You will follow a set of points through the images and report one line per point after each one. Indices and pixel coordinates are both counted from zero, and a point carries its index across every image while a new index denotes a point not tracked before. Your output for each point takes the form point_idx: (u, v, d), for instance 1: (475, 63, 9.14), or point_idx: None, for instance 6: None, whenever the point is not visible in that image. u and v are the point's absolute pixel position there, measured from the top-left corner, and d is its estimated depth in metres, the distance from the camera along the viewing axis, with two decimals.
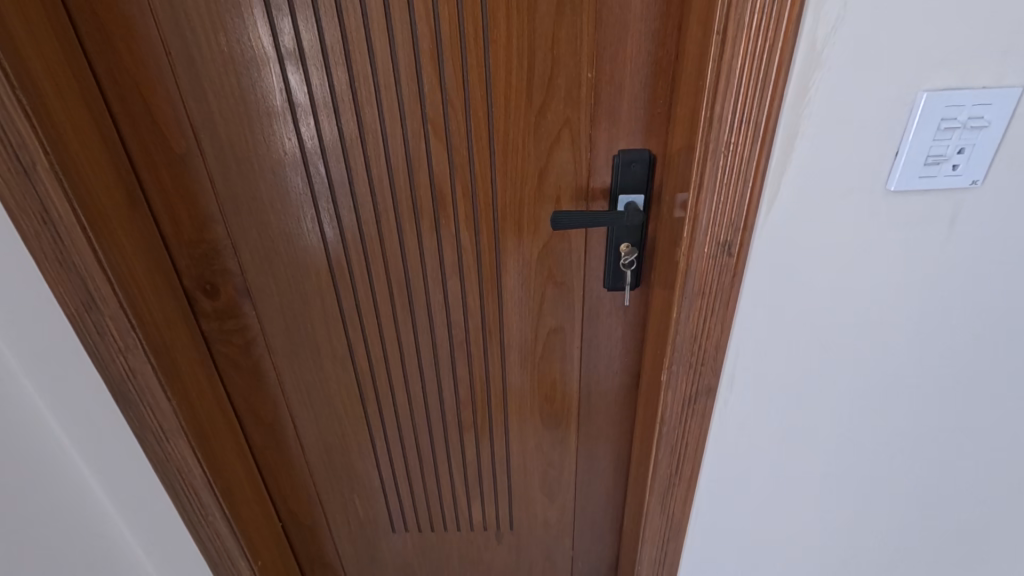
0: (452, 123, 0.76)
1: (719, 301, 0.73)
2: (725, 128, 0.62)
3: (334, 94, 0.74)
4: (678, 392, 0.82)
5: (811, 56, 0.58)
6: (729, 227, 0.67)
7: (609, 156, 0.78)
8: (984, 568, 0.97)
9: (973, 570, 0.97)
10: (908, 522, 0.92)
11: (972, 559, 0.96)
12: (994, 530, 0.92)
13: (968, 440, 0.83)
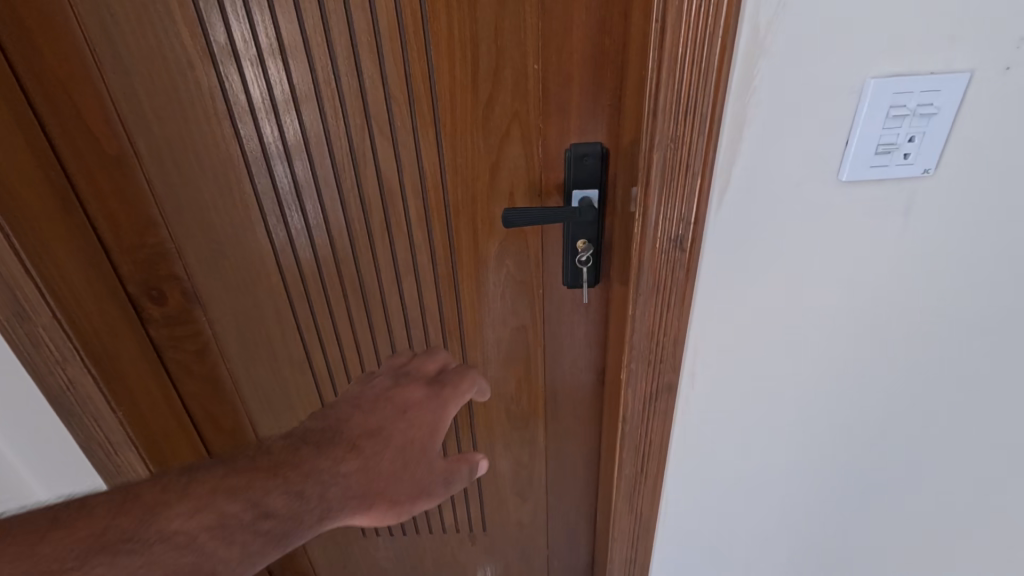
0: (397, 119, 0.73)
1: (674, 298, 0.71)
2: (669, 120, 0.60)
3: (272, 91, 0.71)
4: (638, 390, 0.81)
5: (754, 43, 0.56)
6: (681, 222, 0.66)
7: (561, 149, 0.76)
8: (957, 560, 0.96)
9: (946, 561, 0.96)
10: (877, 514, 0.92)
11: (944, 551, 0.95)
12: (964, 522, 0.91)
13: (931, 431, 0.83)
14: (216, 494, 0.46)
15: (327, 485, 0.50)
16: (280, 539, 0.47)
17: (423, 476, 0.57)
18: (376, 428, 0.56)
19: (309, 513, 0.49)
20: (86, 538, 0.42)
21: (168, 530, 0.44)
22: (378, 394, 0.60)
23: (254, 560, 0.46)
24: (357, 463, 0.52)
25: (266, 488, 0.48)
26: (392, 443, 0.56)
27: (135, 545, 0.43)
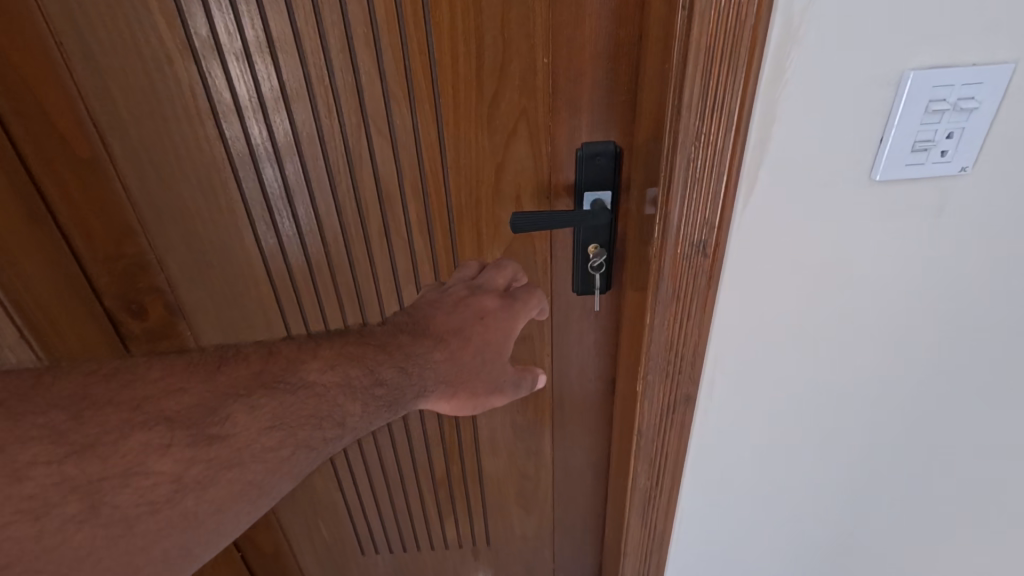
0: (396, 118, 0.68)
1: (695, 305, 0.67)
2: (694, 116, 0.56)
3: (260, 88, 0.66)
4: (654, 402, 0.77)
5: (786, 33, 0.51)
6: (704, 226, 0.62)
7: (572, 149, 0.71)
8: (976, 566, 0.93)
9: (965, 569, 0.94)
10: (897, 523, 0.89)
11: (962, 558, 0.93)
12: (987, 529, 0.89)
13: (955, 438, 0.80)
14: (342, 357, 0.56)
15: (424, 366, 0.60)
16: (390, 403, 0.57)
17: (496, 374, 0.66)
18: (458, 328, 0.63)
19: (409, 388, 0.58)
20: (248, 378, 0.52)
21: (308, 379, 0.54)
22: (455, 300, 0.66)
23: (370, 417, 0.56)
24: (444, 355, 0.61)
25: (377, 360, 0.57)
26: (471, 342, 0.63)
27: (284, 387, 0.52)
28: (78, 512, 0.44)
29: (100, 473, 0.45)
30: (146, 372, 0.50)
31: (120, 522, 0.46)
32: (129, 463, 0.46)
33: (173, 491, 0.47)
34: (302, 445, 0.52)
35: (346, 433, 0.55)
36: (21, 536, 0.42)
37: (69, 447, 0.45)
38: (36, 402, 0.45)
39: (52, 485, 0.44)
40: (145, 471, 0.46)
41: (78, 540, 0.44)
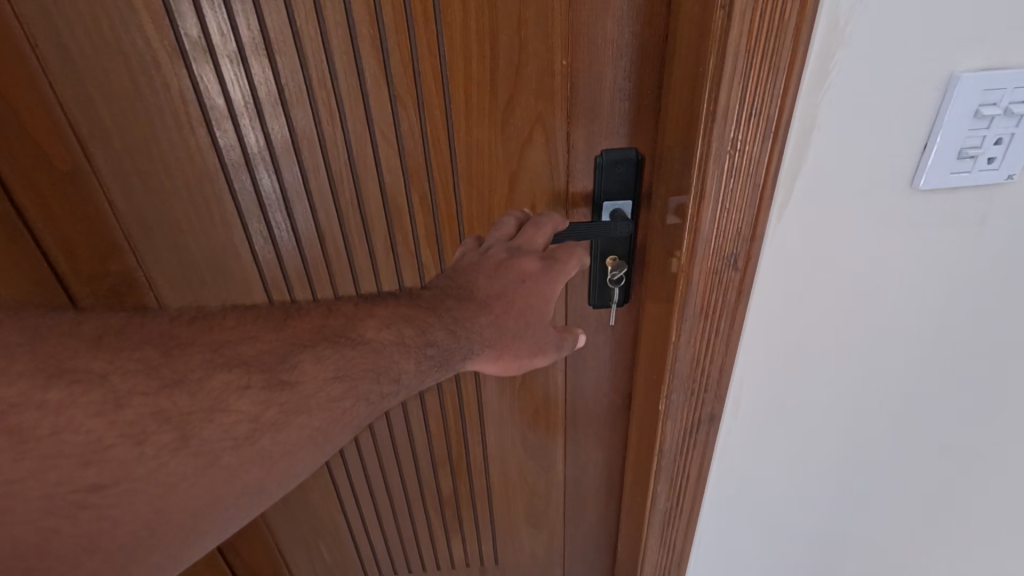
0: (404, 124, 0.63)
1: (724, 321, 0.63)
2: (730, 123, 0.52)
3: (256, 92, 0.61)
4: (677, 421, 0.73)
5: (831, 33, 0.48)
6: (735, 238, 0.58)
7: (590, 157, 0.67)
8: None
9: None
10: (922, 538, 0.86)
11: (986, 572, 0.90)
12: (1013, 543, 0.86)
13: (985, 451, 0.77)
14: (398, 314, 0.53)
15: (471, 330, 0.55)
16: (442, 364, 0.53)
17: (539, 336, 0.60)
18: (499, 293, 0.57)
19: (456, 351, 0.54)
20: (310, 331, 0.50)
21: (366, 336, 0.51)
22: (496, 263, 0.59)
23: (423, 377, 0.52)
24: (488, 321, 0.56)
25: (427, 322, 0.53)
26: (515, 307, 0.57)
27: (343, 342, 0.50)
28: (172, 441, 0.44)
29: (189, 407, 0.45)
30: (221, 320, 0.50)
31: (205, 455, 0.45)
32: (210, 400, 0.45)
33: (250, 430, 0.46)
34: (363, 397, 0.50)
35: (402, 390, 0.52)
36: (123, 457, 0.44)
37: (158, 382, 0.45)
38: (128, 340, 0.46)
39: (147, 414, 0.44)
40: (225, 410, 0.46)
41: (172, 465, 0.44)
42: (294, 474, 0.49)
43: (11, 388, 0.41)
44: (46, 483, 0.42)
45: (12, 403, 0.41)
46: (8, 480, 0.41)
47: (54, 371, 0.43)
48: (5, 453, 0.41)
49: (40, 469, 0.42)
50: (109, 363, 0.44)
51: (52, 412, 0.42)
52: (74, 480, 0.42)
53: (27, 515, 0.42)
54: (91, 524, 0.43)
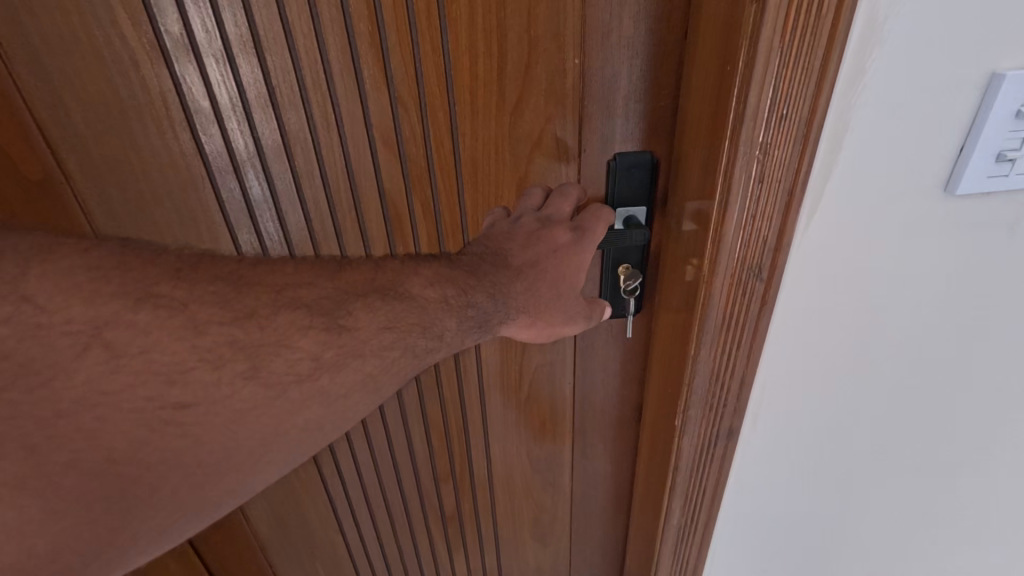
0: (405, 127, 0.59)
1: (746, 333, 0.60)
2: (760, 126, 0.48)
3: (244, 93, 0.56)
4: (694, 437, 0.70)
5: (870, 29, 0.44)
6: (760, 247, 0.54)
7: (603, 161, 0.63)
8: None
9: None
10: (941, 551, 0.84)
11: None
12: None
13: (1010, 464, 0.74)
14: (444, 272, 0.52)
15: (509, 293, 0.55)
16: (480, 326, 0.54)
17: (568, 305, 0.59)
18: (530, 264, 0.56)
19: (494, 314, 0.54)
20: (364, 281, 0.49)
21: (414, 292, 0.51)
22: (527, 234, 0.58)
23: (464, 336, 0.53)
24: (523, 289, 0.55)
25: (469, 285, 0.53)
26: (547, 277, 0.57)
27: (392, 296, 0.50)
28: (245, 369, 0.45)
29: (258, 340, 0.45)
30: (281, 261, 0.48)
31: (274, 387, 0.47)
32: (276, 336, 0.46)
33: (312, 369, 0.48)
34: (409, 351, 0.51)
35: (443, 347, 0.53)
36: (204, 379, 0.44)
37: (231, 314, 0.45)
38: (201, 270, 0.45)
39: (224, 343, 0.44)
40: (290, 347, 0.46)
41: (245, 394, 0.46)
42: (347, 417, 0.51)
43: (104, 306, 0.41)
44: (138, 397, 0.43)
45: (106, 320, 0.41)
46: (104, 391, 0.42)
47: (140, 294, 0.42)
48: (102, 367, 0.41)
49: (132, 384, 0.42)
50: (188, 290, 0.44)
51: (142, 332, 0.42)
52: (162, 397, 0.44)
53: (121, 426, 0.43)
54: (175, 441, 0.45)
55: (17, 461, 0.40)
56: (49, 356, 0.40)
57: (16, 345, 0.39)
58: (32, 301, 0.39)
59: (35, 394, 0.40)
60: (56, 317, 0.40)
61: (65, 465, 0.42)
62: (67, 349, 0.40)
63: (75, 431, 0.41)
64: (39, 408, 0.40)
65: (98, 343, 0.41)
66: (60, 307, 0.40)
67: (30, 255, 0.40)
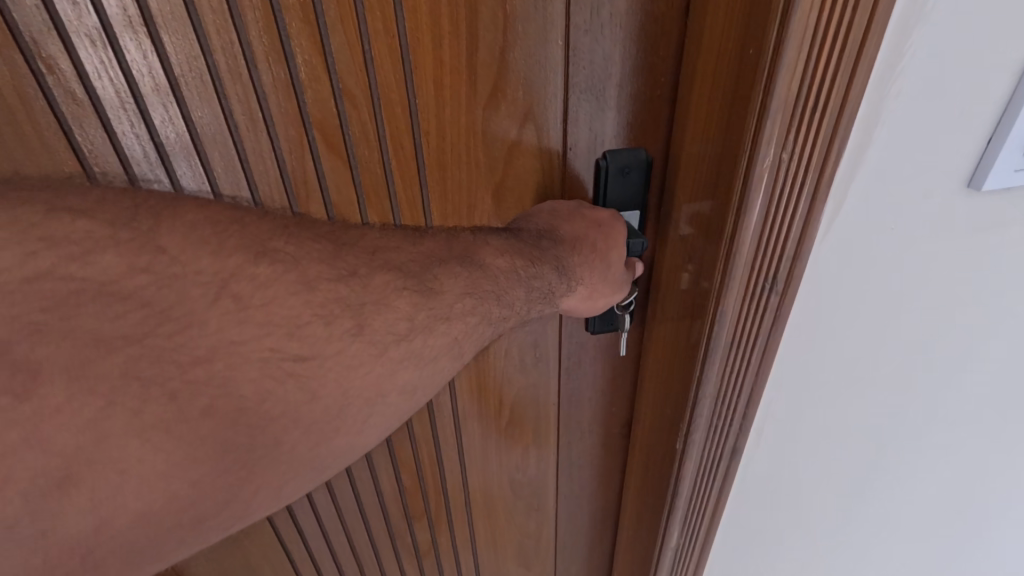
0: (354, 127, 0.48)
1: (757, 349, 0.54)
2: (786, 123, 0.41)
3: (136, 85, 0.43)
4: (695, 460, 0.64)
5: (913, 7, 0.38)
6: (777, 259, 0.48)
7: (592, 160, 0.55)
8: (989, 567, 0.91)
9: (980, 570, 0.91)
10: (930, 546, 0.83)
11: (978, 563, 0.90)
12: (1007, 535, 0.86)
13: (1002, 461, 0.73)
14: (513, 241, 0.51)
15: (569, 263, 0.52)
16: (546, 298, 0.52)
17: (613, 275, 0.54)
18: (577, 238, 0.52)
19: (557, 285, 0.52)
20: (443, 248, 0.49)
21: (488, 261, 0.49)
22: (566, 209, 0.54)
23: (531, 306, 0.51)
24: (582, 260, 0.52)
25: (538, 256, 0.51)
26: (599, 248, 0.52)
27: (469, 263, 0.49)
28: (352, 326, 0.44)
29: (362, 297, 0.44)
30: (370, 227, 0.48)
31: (378, 344, 0.45)
32: (376, 294, 0.45)
33: (408, 329, 0.46)
34: (485, 318, 0.50)
35: (513, 317, 0.51)
36: (319, 335, 0.42)
37: (335, 273, 0.43)
38: (306, 230, 0.44)
39: (332, 300, 0.43)
40: (389, 306, 0.45)
41: (354, 350, 0.44)
42: (436, 380, 0.49)
43: (228, 258, 0.39)
44: (262, 348, 0.40)
45: (230, 272, 0.39)
46: (235, 340, 0.39)
47: (259, 249, 0.41)
48: (230, 317, 0.39)
49: (257, 334, 0.39)
50: (298, 249, 0.43)
51: (262, 285, 0.40)
52: (284, 348, 0.40)
53: (248, 374, 0.39)
54: (296, 394, 0.41)
55: (157, 407, 0.36)
56: (183, 304, 0.37)
57: (155, 292, 0.37)
58: (166, 252, 0.38)
59: (172, 341, 0.37)
60: (188, 268, 0.38)
61: (201, 413, 0.37)
62: (197, 299, 0.38)
63: (208, 378, 0.37)
64: (176, 353, 0.37)
65: (226, 294, 0.39)
66: (189, 258, 0.38)
67: (156, 209, 0.39)
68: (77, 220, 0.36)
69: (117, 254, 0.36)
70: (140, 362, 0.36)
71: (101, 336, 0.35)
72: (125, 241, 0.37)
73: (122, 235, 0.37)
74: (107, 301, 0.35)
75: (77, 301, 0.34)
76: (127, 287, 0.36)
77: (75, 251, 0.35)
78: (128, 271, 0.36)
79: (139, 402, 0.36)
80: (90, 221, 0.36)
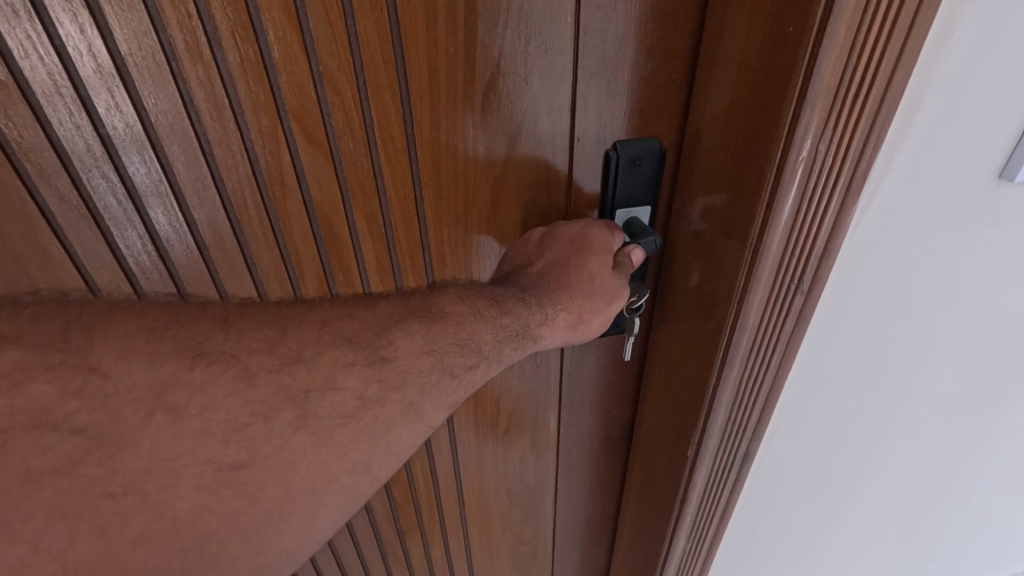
0: (337, 115, 0.42)
1: (777, 350, 0.50)
2: (829, 108, 0.37)
3: (74, 65, 0.36)
4: (706, 468, 0.61)
5: None
6: (807, 256, 0.44)
7: (601, 151, 0.50)
8: (972, 533, 0.95)
9: (963, 536, 0.95)
10: (921, 520, 0.85)
11: (963, 530, 0.93)
12: (991, 502, 0.88)
13: (996, 437, 0.74)
14: (472, 288, 0.48)
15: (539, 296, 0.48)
16: (520, 335, 0.47)
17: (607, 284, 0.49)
18: (552, 263, 0.49)
19: (531, 317, 0.47)
20: (398, 308, 0.45)
21: (447, 308, 0.46)
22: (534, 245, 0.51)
23: (503, 346, 0.47)
24: (554, 287, 0.49)
25: (503, 295, 0.48)
26: (576, 265, 0.48)
27: (428, 316, 0.45)
28: (294, 418, 0.40)
29: (307, 382, 0.41)
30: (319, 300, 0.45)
31: (321, 432, 0.41)
32: (322, 378, 0.41)
33: (356, 409, 0.42)
34: (449, 372, 0.45)
35: (484, 362, 0.46)
36: (258, 436, 0.39)
37: (277, 361, 0.40)
38: (248, 317, 0.41)
39: (273, 395, 0.40)
40: (336, 389, 0.41)
41: (294, 444, 0.40)
42: (397, 453, 0.45)
43: (161, 367, 0.37)
44: (196, 461, 0.37)
45: (166, 382, 0.37)
46: (167, 459, 0.36)
47: (196, 351, 0.38)
48: (163, 432, 0.36)
49: (190, 448, 0.37)
50: (238, 342, 0.40)
51: (198, 391, 0.38)
52: (218, 458, 0.38)
53: (182, 496, 0.37)
54: (233, 503, 0.38)
55: (85, 546, 0.35)
56: (117, 427, 0.35)
57: (87, 418, 0.35)
58: (99, 371, 0.35)
59: (102, 469, 0.35)
60: (120, 386, 0.36)
61: (132, 542, 0.36)
62: (131, 417, 0.36)
63: (139, 506, 0.36)
64: (107, 482, 0.35)
65: (161, 408, 0.36)
66: (121, 374, 0.36)
67: (90, 323, 0.37)
68: (7, 348, 0.34)
69: (47, 381, 0.34)
70: (67, 497, 0.34)
71: (30, 474, 0.33)
72: (57, 366, 0.35)
73: (54, 362, 0.34)
74: (34, 437, 0.33)
75: (1, 442, 0.33)
76: (57, 418, 0.34)
77: (2, 384, 0.33)
78: (59, 399, 0.34)
79: (64, 545, 0.34)
80: (20, 348, 0.34)
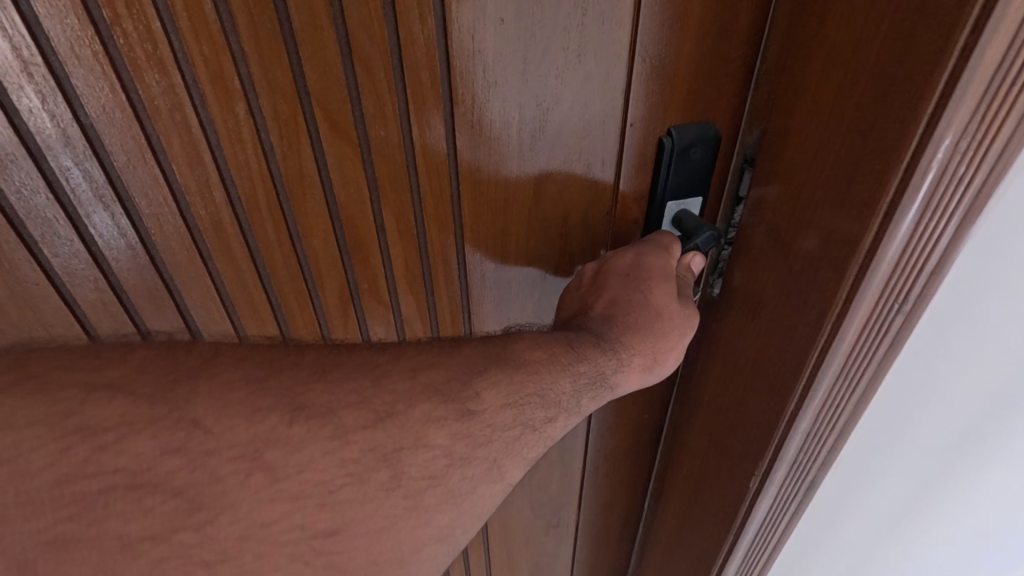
0: (367, 98, 0.36)
1: (867, 379, 0.43)
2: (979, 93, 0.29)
3: (47, 41, 0.30)
4: (768, 500, 0.54)
5: None
6: (924, 273, 0.36)
7: (656, 138, 0.45)
8: None
9: None
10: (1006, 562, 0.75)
11: None
12: None
13: None
14: (547, 334, 0.44)
15: (611, 341, 0.44)
16: (596, 383, 0.43)
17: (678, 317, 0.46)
18: (614, 302, 0.46)
19: (606, 364, 0.44)
20: (481, 357, 0.41)
21: (527, 359, 0.41)
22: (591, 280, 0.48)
23: (581, 398, 0.43)
24: (625, 331, 0.45)
25: (579, 342, 0.44)
26: (641, 299, 0.45)
27: (509, 364, 0.41)
28: (388, 479, 0.36)
29: (397, 444, 0.36)
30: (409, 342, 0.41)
31: (412, 496, 0.37)
32: (414, 433, 0.37)
33: (444, 467, 0.38)
34: (528, 427, 0.41)
35: (562, 416, 0.42)
36: (352, 499, 0.35)
37: (370, 416, 0.36)
38: (345, 362, 0.38)
39: (368, 453, 0.36)
40: (426, 446, 0.37)
41: (386, 509, 0.36)
42: (476, 514, 0.40)
43: (261, 422, 0.34)
44: (290, 526, 0.33)
45: (263, 440, 0.33)
46: (264, 524, 0.33)
47: (293, 404, 0.35)
48: (258, 497, 0.33)
49: (287, 512, 0.33)
50: (336, 394, 0.36)
51: (298, 448, 0.34)
52: (312, 523, 0.34)
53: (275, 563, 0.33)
54: None
55: None
56: (213, 488, 0.32)
57: (187, 477, 0.32)
58: (200, 426, 0.33)
59: (201, 536, 0.31)
60: (222, 443, 0.33)
61: None
62: (231, 478, 0.32)
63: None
64: (204, 550, 0.31)
65: (260, 468, 0.33)
66: (223, 429, 0.33)
67: (193, 376, 0.34)
68: (114, 398, 0.32)
69: (152, 435, 0.32)
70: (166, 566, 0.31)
71: (128, 541, 0.30)
72: (159, 420, 0.32)
73: (159, 412, 0.32)
74: (136, 497, 0.31)
75: (103, 505, 0.30)
76: (159, 476, 0.31)
77: (107, 439, 0.31)
78: (161, 455, 0.31)
79: None
80: (123, 398, 0.32)
